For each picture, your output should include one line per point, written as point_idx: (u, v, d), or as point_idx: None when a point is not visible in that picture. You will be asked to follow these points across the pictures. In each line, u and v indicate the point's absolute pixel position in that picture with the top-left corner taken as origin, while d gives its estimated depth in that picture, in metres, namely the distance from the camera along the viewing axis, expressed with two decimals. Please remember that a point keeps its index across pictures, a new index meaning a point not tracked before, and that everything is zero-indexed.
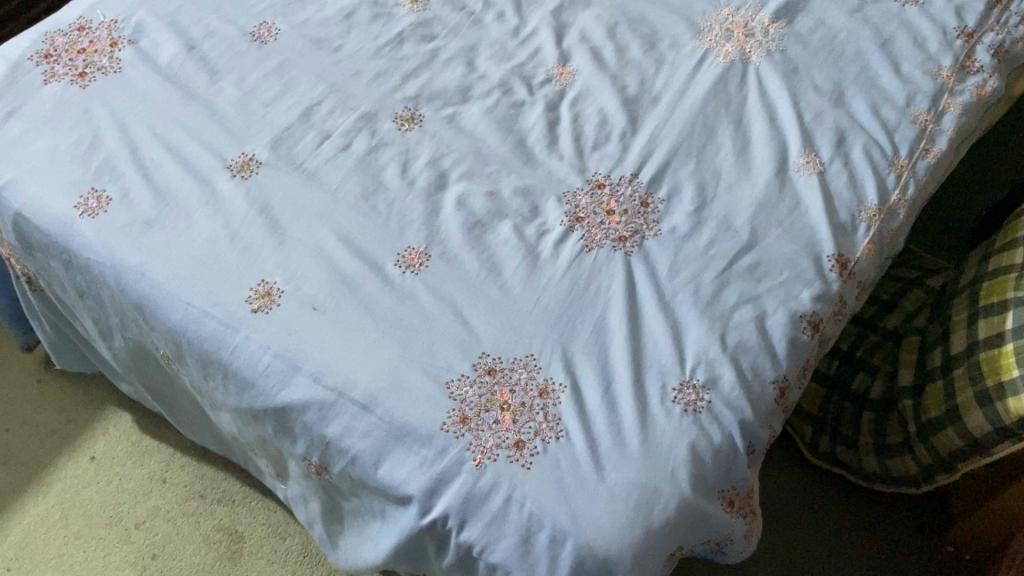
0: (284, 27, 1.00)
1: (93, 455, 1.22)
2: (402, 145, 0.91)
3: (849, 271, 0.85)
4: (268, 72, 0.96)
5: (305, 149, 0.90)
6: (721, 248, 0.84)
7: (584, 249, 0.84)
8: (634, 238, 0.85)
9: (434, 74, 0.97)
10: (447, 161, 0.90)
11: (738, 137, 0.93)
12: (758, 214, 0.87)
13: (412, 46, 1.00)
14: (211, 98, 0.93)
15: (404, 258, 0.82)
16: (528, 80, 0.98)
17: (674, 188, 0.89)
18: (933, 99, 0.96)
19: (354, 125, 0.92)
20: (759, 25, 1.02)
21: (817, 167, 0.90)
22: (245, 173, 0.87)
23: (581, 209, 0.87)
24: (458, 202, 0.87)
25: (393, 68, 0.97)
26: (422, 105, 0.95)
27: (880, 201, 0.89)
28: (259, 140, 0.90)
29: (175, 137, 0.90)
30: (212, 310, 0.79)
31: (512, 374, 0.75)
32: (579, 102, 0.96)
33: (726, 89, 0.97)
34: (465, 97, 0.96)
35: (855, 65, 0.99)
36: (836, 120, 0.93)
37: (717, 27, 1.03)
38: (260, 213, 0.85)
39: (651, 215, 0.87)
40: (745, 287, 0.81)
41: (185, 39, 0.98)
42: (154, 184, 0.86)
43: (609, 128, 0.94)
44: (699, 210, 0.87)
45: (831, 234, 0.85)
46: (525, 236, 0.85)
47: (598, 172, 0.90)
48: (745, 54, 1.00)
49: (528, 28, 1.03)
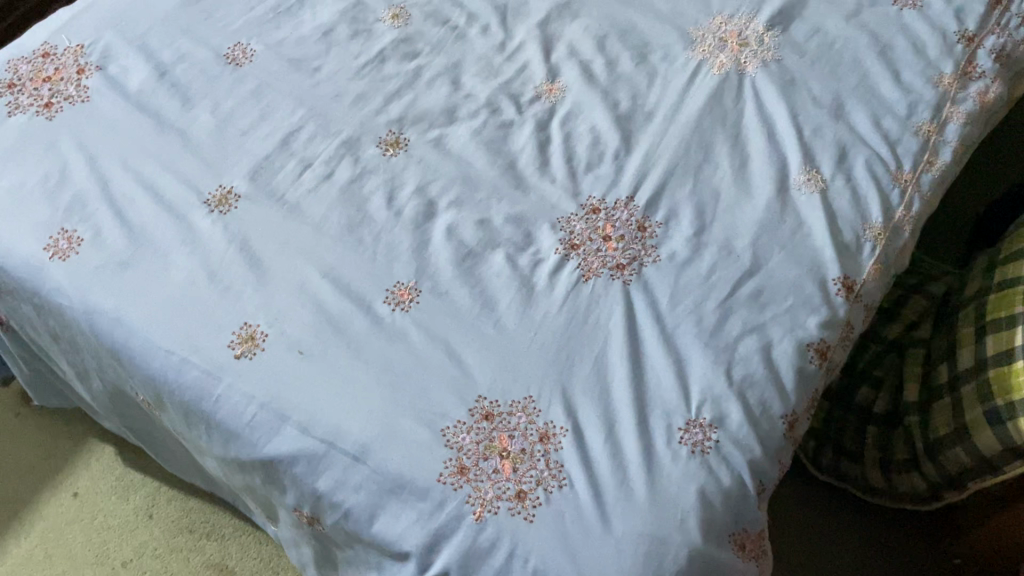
0: (260, 48, 0.96)
1: (76, 491, 1.18)
2: (387, 173, 0.87)
3: (855, 294, 0.82)
4: (244, 97, 0.91)
5: (285, 179, 0.86)
6: (723, 274, 0.81)
7: (581, 279, 0.81)
8: (633, 266, 0.82)
9: (418, 95, 0.94)
10: (435, 188, 0.87)
11: (736, 154, 0.89)
12: (759, 236, 0.83)
13: (394, 64, 0.96)
14: (186, 127, 0.89)
15: (394, 294, 0.79)
16: (516, 98, 0.94)
17: (672, 210, 0.86)
18: (935, 108, 0.93)
19: (336, 152, 0.88)
20: (754, 34, 0.98)
21: (818, 185, 0.87)
22: (223, 208, 0.83)
23: (576, 236, 0.84)
24: (448, 232, 0.84)
25: (374, 90, 0.93)
26: (407, 128, 0.91)
27: (885, 219, 0.86)
28: (237, 171, 0.86)
29: (148, 170, 0.85)
30: (192, 357, 0.75)
31: (510, 418, 0.71)
32: (570, 121, 0.93)
33: (722, 102, 0.93)
34: (451, 119, 0.92)
35: (854, 74, 0.95)
36: (837, 133, 0.90)
37: (710, 36, 0.99)
38: (240, 250, 0.80)
39: (649, 241, 0.84)
40: (749, 316, 0.78)
41: (156, 63, 0.93)
42: (127, 221, 0.82)
43: (602, 148, 0.90)
44: (698, 234, 0.84)
45: (836, 256, 0.82)
46: (518, 267, 0.82)
47: (592, 196, 0.87)
48: (740, 65, 0.96)
49: (514, 43, 0.99)
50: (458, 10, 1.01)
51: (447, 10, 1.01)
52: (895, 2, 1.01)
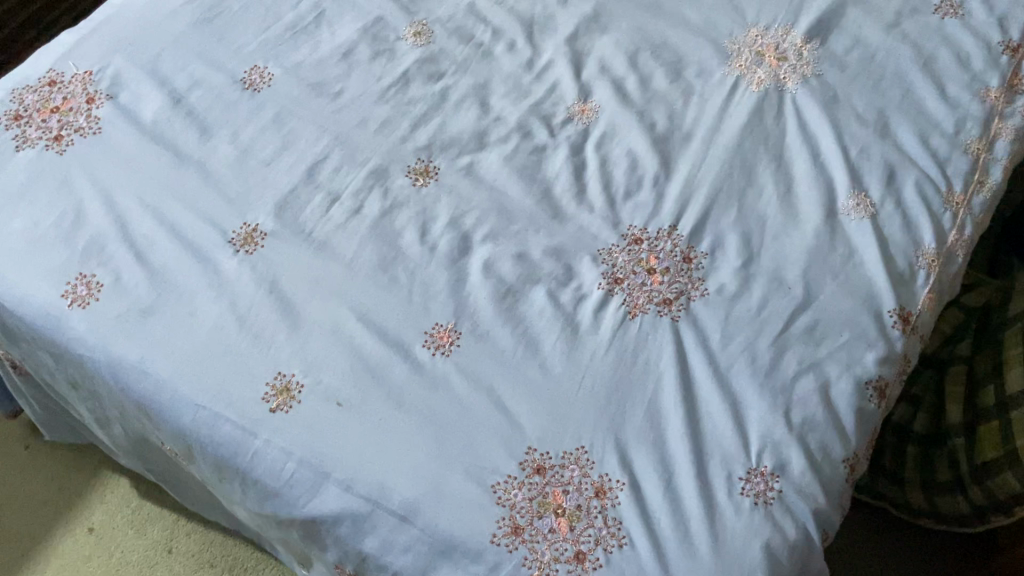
0: (278, 71, 0.91)
1: (91, 526, 1.14)
2: (418, 205, 0.84)
3: (912, 326, 0.78)
4: (265, 125, 0.87)
5: (312, 214, 0.82)
6: (775, 308, 0.78)
7: (627, 316, 0.77)
8: (680, 301, 0.78)
9: (446, 119, 0.90)
10: (469, 221, 0.83)
11: (780, 177, 0.86)
12: (810, 266, 0.80)
13: (419, 86, 0.92)
14: (205, 159, 0.84)
15: (433, 337, 0.75)
16: (547, 120, 0.90)
17: (718, 239, 0.82)
18: (984, 125, 0.89)
19: (364, 183, 0.84)
20: (792, 47, 0.94)
21: (868, 210, 0.83)
22: (248, 247, 0.79)
23: (619, 269, 0.80)
24: (486, 268, 0.80)
25: (400, 115, 0.89)
26: (436, 155, 0.87)
27: (938, 245, 0.82)
28: (262, 206, 0.82)
29: (168, 208, 0.81)
30: (225, 412, 0.72)
31: (563, 472, 0.68)
32: (605, 144, 0.89)
33: (763, 121, 0.89)
34: (481, 145, 0.88)
35: (898, 88, 0.92)
36: (884, 153, 0.86)
37: (746, 50, 0.95)
38: (270, 293, 0.77)
39: (695, 273, 0.80)
40: (804, 353, 0.75)
41: (169, 90, 0.89)
42: (149, 265, 0.78)
43: (640, 172, 0.87)
44: (746, 264, 0.80)
45: (890, 286, 0.79)
46: (561, 305, 0.78)
47: (633, 225, 0.83)
48: (780, 81, 0.92)
49: (542, 60, 0.95)
50: (483, 26, 0.97)
51: (471, 26, 0.97)
52: (936, 10, 0.98)
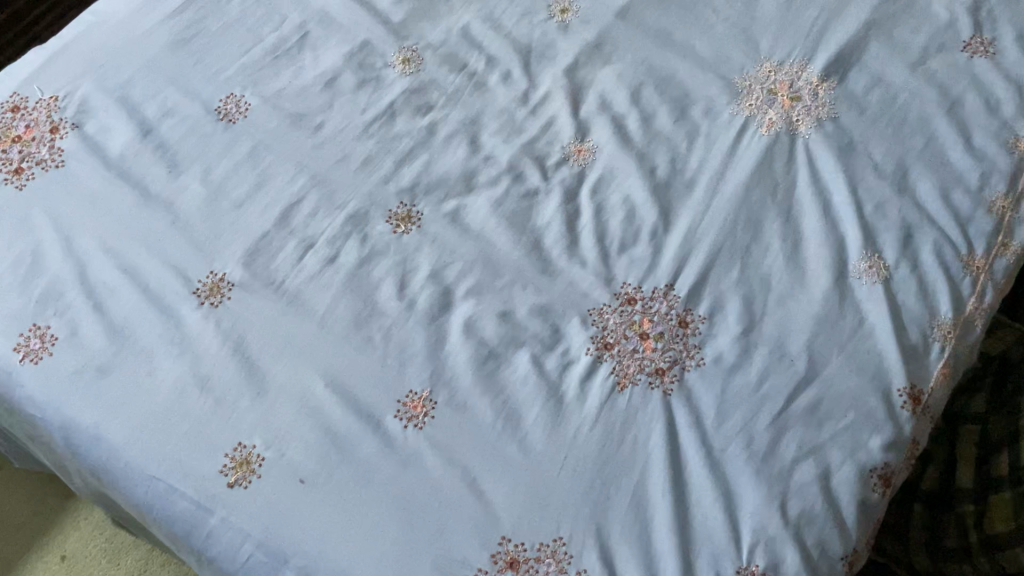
0: (255, 101, 0.85)
1: (64, 553, 1.11)
2: (398, 254, 0.78)
3: (922, 406, 0.73)
4: (238, 161, 0.82)
5: (284, 263, 0.76)
6: (775, 383, 0.72)
7: (615, 387, 0.72)
8: (673, 371, 0.73)
9: (432, 158, 0.84)
10: (452, 273, 0.78)
11: (788, 233, 0.80)
12: (815, 336, 0.74)
13: (405, 120, 0.86)
14: (173, 199, 0.79)
15: (406, 407, 0.70)
16: (541, 161, 0.84)
17: (717, 302, 0.76)
18: (1011, 179, 0.83)
19: (341, 229, 0.79)
20: (807, 86, 0.88)
21: (881, 274, 0.77)
22: (214, 299, 0.74)
23: (609, 332, 0.75)
24: (467, 329, 0.75)
25: (384, 152, 0.84)
26: (420, 200, 0.81)
27: (955, 315, 0.76)
28: (231, 253, 0.76)
29: (131, 253, 0.76)
30: (181, 485, 0.67)
31: (539, 566, 0.65)
32: (601, 190, 0.83)
33: (772, 169, 0.83)
34: (468, 188, 0.83)
35: (920, 134, 0.85)
36: (902, 210, 0.80)
37: (758, 88, 0.88)
38: (235, 352, 0.72)
39: (691, 339, 0.75)
40: (805, 435, 0.70)
41: (139, 120, 0.83)
42: (107, 317, 0.74)
43: (638, 223, 0.81)
44: (747, 331, 0.75)
45: (902, 361, 0.73)
46: (546, 372, 0.73)
47: (627, 282, 0.77)
48: (792, 124, 0.86)
49: (539, 94, 0.89)
50: (476, 53, 0.91)
51: (464, 53, 0.91)
52: (965, 48, 0.90)
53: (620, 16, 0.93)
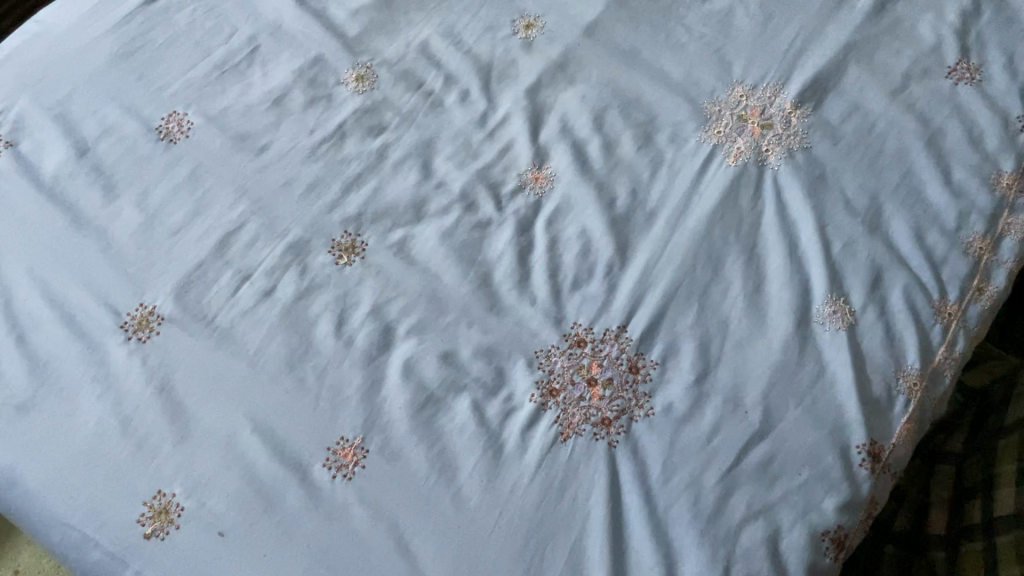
0: (199, 120, 0.82)
1: (17, 569, 1.11)
2: (339, 288, 0.74)
3: (882, 463, 0.69)
4: (177, 185, 0.78)
5: (217, 297, 0.73)
6: (727, 437, 0.68)
7: (558, 437, 0.68)
8: (620, 422, 0.69)
9: (381, 184, 0.80)
10: (394, 309, 0.74)
11: (750, 273, 0.75)
12: (772, 387, 0.70)
13: (355, 143, 0.82)
14: (106, 225, 0.76)
15: (336, 455, 0.67)
16: (495, 189, 0.80)
17: (672, 346, 0.72)
18: (990, 219, 0.78)
19: (280, 260, 0.75)
20: (780, 113, 0.83)
21: (846, 319, 0.73)
22: (142, 334, 0.71)
23: (556, 377, 0.71)
24: (406, 370, 0.71)
25: (330, 176, 0.80)
26: (366, 229, 0.77)
27: (922, 365, 0.72)
28: (163, 284, 0.73)
29: (59, 282, 0.74)
30: (94, 535, 0.66)
31: None
32: (557, 221, 0.79)
33: (737, 203, 0.79)
34: (418, 216, 0.79)
35: (896, 168, 0.80)
36: (871, 251, 0.76)
37: (728, 114, 0.84)
38: (160, 392, 0.69)
39: (641, 387, 0.71)
40: (756, 494, 0.66)
41: (76, 139, 0.80)
42: (31, 351, 0.71)
43: (593, 259, 0.77)
44: (701, 379, 0.71)
45: (863, 416, 0.69)
46: (486, 419, 0.69)
47: (578, 322, 0.74)
48: (761, 154, 0.81)
49: (497, 115, 0.84)
50: (434, 70, 0.86)
51: (422, 71, 0.86)
52: (950, 73, 0.85)
53: (587, 33, 0.89)
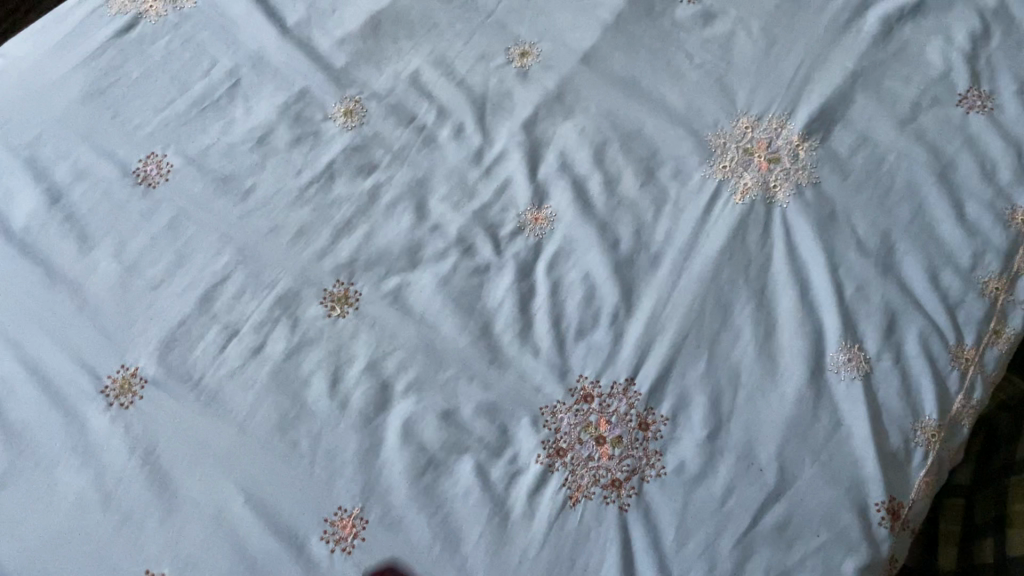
0: (178, 161, 0.78)
1: None
2: (332, 343, 0.71)
3: (902, 521, 0.67)
4: (156, 234, 0.75)
5: (204, 355, 0.70)
6: (742, 498, 0.66)
7: (567, 502, 0.66)
8: (631, 483, 0.66)
9: (374, 228, 0.76)
10: (390, 365, 0.70)
11: (760, 318, 0.72)
12: (787, 443, 0.68)
13: (345, 183, 0.78)
14: (82, 280, 0.73)
15: (334, 528, 0.64)
16: (493, 231, 0.77)
17: (681, 400, 0.69)
18: (1005, 257, 0.75)
19: (268, 314, 0.72)
20: (787, 145, 0.80)
21: (861, 368, 0.70)
22: (123, 399, 0.68)
23: (562, 437, 0.68)
24: (405, 431, 0.67)
25: (320, 221, 0.76)
26: (358, 276, 0.74)
27: (940, 416, 0.70)
28: (144, 344, 0.70)
29: (34, 344, 0.70)
30: None
31: None
32: (558, 265, 0.75)
33: (745, 244, 0.75)
34: (413, 262, 0.75)
35: (908, 204, 0.77)
36: (885, 294, 0.73)
37: (733, 147, 0.80)
38: (144, 463, 0.66)
39: (651, 444, 0.68)
40: (773, 559, 0.64)
41: (48, 185, 0.77)
42: (3, 419, 0.68)
43: (597, 306, 0.73)
44: (713, 436, 0.68)
45: (881, 472, 0.67)
46: (491, 484, 0.66)
47: (583, 375, 0.70)
48: (769, 191, 0.78)
49: (492, 151, 0.80)
50: (426, 103, 0.82)
51: (413, 104, 0.82)
52: (960, 102, 0.82)
53: (584, 61, 0.85)
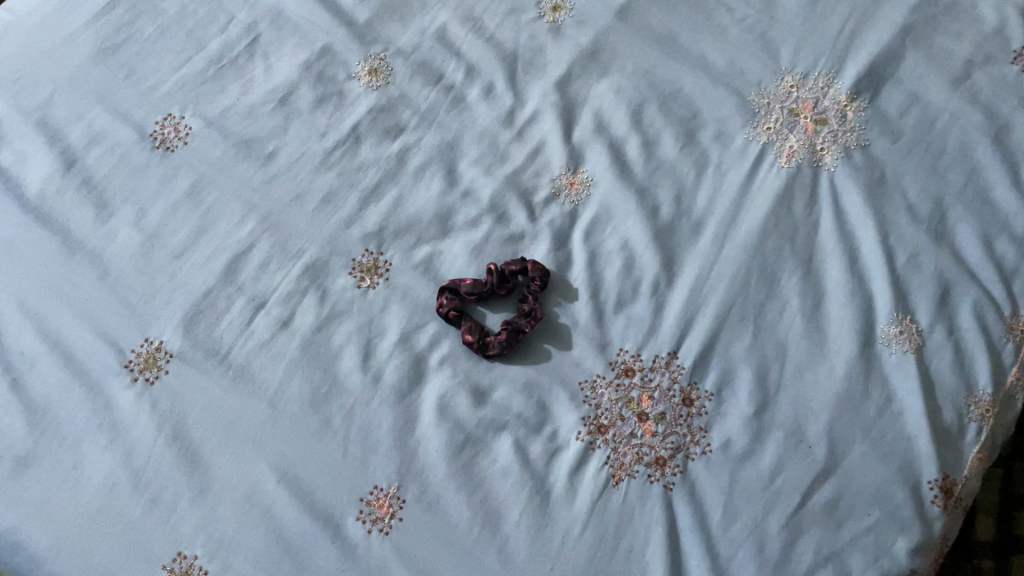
0: (197, 123, 0.75)
1: None
2: (362, 314, 0.68)
3: (955, 499, 0.64)
4: (176, 201, 0.72)
5: (229, 328, 0.67)
6: (790, 477, 0.64)
7: (610, 480, 0.63)
8: (675, 461, 0.64)
9: (403, 194, 0.73)
10: (424, 338, 0.67)
11: (808, 289, 0.70)
12: (836, 419, 0.65)
13: (371, 146, 0.75)
14: (102, 249, 0.70)
15: (370, 507, 0.62)
16: (528, 196, 0.73)
17: (726, 374, 0.67)
18: None
19: (296, 285, 0.69)
20: (834, 105, 0.76)
21: (912, 341, 0.68)
22: (148, 374, 0.65)
23: (603, 413, 0.66)
24: (441, 407, 0.65)
25: (346, 187, 0.73)
26: (388, 245, 0.71)
27: (995, 390, 0.66)
28: (169, 316, 0.67)
29: (55, 316, 0.68)
30: None
31: None
32: (596, 232, 0.72)
33: (791, 211, 0.72)
34: (444, 230, 0.71)
35: (962, 167, 0.73)
36: (938, 263, 0.70)
37: (778, 107, 0.76)
38: (173, 441, 0.63)
39: (695, 421, 0.66)
40: (823, 539, 0.62)
41: (63, 149, 0.74)
42: (26, 396, 0.66)
43: (637, 275, 0.70)
44: (759, 412, 0.65)
45: (935, 449, 0.64)
46: (531, 462, 0.64)
47: (624, 348, 0.68)
48: (816, 154, 0.74)
49: (525, 112, 0.77)
50: (454, 61, 0.78)
51: (441, 62, 0.78)
52: (1016, 59, 0.77)
53: (620, 16, 0.80)
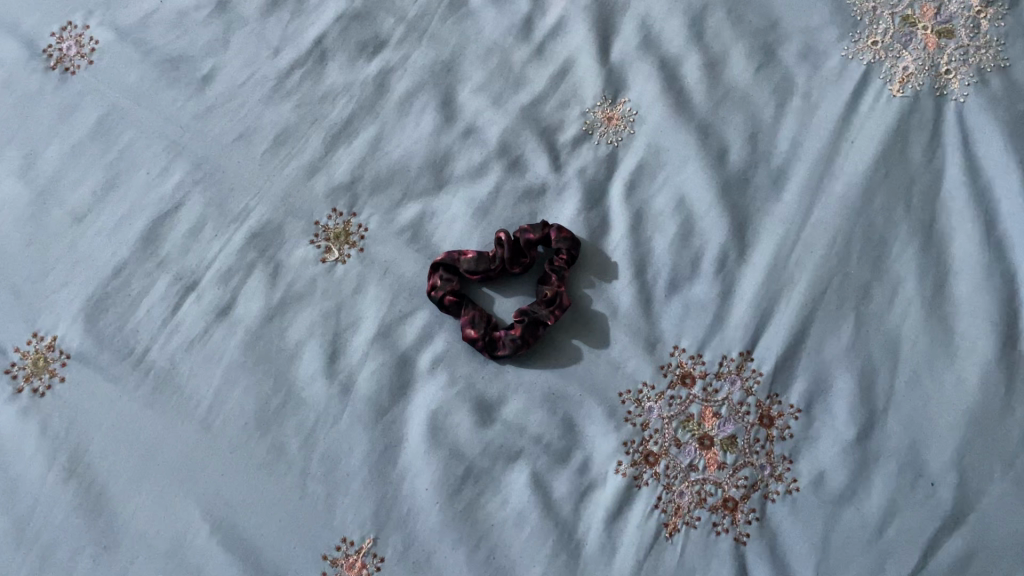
0: (105, 35, 0.57)
1: None
2: (326, 299, 0.51)
3: None
4: (79, 142, 0.55)
5: (149, 318, 0.51)
6: (903, 527, 0.46)
7: (661, 531, 0.47)
8: (750, 505, 0.47)
9: (382, 133, 0.54)
10: (410, 333, 0.50)
11: (928, 264, 0.50)
12: (968, 446, 0.47)
13: (340, 68, 0.56)
14: None
15: (337, 569, 0.46)
16: (549, 136, 0.54)
17: (819, 383, 0.49)
18: None
19: (239, 258, 0.52)
20: (963, 11, 0.55)
21: None
22: (37, 382, 0.49)
23: (652, 437, 0.49)
24: (433, 428, 0.48)
25: (307, 123, 0.55)
26: (362, 204, 0.53)
27: None
28: (67, 300, 0.51)
29: None
30: None
31: None
32: (640, 186, 0.53)
33: (906, 155, 0.53)
34: (437, 182, 0.53)
35: None
36: None
37: (886, 14, 0.56)
38: (69, 475, 0.47)
39: (776, 448, 0.48)
40: None
41: None
42: None
43: (697, 245, 0.52)
44: (864, 436, 0.48)
45: None
46: (553, 505, 0.47)
47: (679, 347, 0.50)
48: (939, 79, 0.54)
49: (547, 21, 0.57)
50: None
51: None
52: None
53: None
